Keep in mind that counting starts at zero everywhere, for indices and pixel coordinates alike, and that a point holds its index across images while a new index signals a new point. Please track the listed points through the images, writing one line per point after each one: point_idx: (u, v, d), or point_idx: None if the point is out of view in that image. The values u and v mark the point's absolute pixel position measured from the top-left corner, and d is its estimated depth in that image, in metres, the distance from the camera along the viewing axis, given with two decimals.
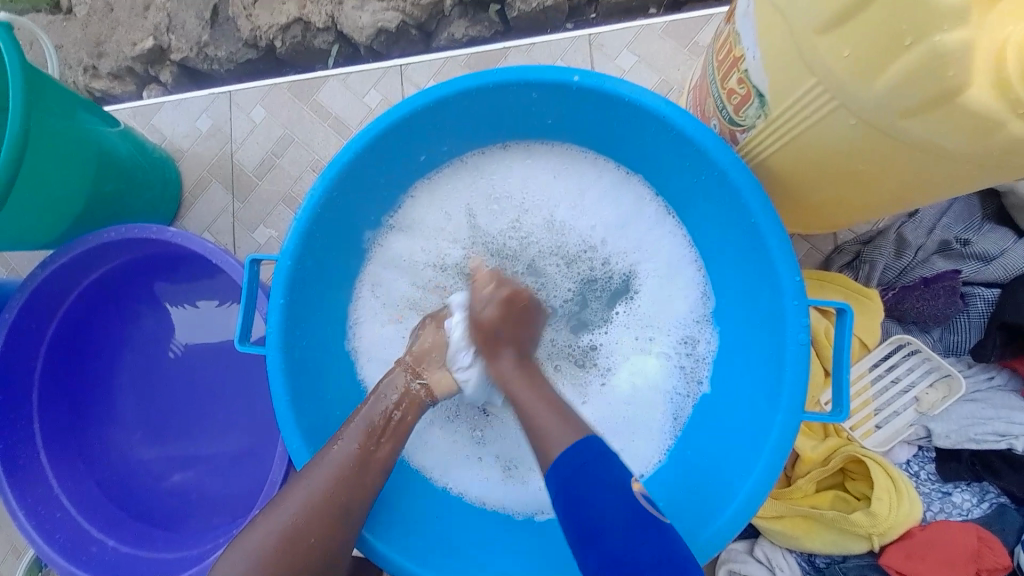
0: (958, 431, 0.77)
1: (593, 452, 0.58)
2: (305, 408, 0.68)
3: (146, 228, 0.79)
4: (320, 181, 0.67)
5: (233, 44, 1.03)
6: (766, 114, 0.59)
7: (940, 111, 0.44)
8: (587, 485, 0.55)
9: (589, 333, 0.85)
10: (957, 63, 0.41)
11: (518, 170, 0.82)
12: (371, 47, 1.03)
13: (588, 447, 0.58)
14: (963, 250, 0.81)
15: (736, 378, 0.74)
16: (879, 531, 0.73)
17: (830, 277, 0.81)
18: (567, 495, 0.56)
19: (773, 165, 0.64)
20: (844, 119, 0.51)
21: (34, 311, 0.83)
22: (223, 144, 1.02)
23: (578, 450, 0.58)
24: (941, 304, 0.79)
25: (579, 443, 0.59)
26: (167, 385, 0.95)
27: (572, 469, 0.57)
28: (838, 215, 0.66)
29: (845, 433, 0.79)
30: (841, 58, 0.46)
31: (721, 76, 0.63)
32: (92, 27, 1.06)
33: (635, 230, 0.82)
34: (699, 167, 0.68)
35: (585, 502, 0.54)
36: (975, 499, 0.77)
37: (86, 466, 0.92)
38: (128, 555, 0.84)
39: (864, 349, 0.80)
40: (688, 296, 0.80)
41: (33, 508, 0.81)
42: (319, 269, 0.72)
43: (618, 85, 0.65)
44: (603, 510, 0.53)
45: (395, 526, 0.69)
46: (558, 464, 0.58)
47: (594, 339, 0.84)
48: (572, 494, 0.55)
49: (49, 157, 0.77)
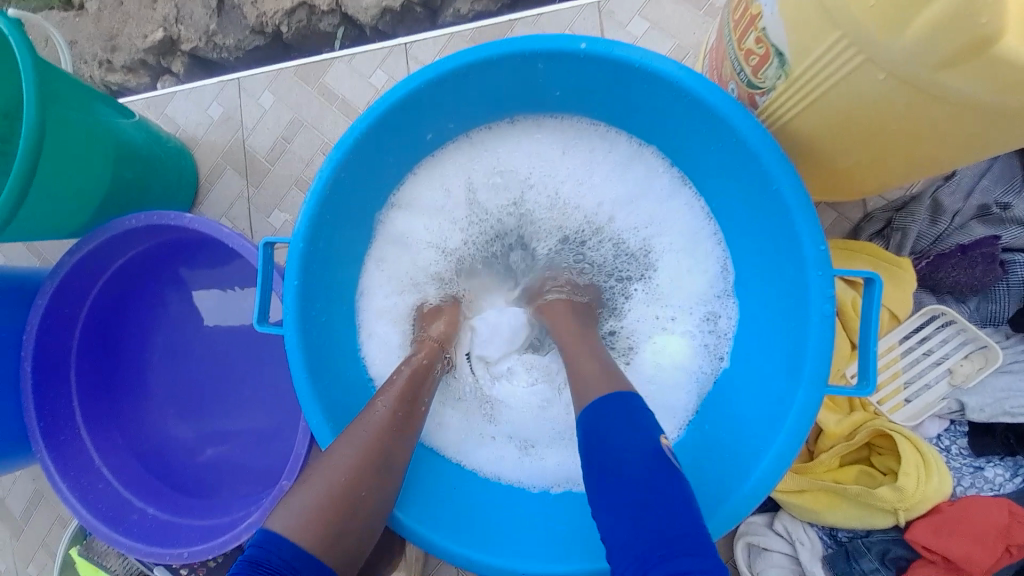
0: (993, 404, 0.74)
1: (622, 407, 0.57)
2: (324, 391, 0.69)
3: (163, 216, 0.80)
4: (329, 164, 0.66)
5: (240, 31, 1.03)
6: (787, 73, 0.55)
7: (975, 62, 0.41)
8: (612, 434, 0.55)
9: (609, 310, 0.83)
10: (991, 9, 0.37)
11: (525, 145, 0.81)
12: (377, 28, 1.02)
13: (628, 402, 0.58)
14: (1003, 215, 0.77)
15: (756, 351, 0.72)
16: (905, 506, 0.71)
17: (860, 246, 0.78)
18: (592, 446, 0.56)
19: (796, 128, 0.61)
20: (872, 74, 0.48)
21: (65, 294, 0.85)
22: (235, 131, 1.02)
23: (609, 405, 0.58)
24: (979, 272, 0.75)
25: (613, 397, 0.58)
26: (194, 362, 0.97)
27: (599, 424, 0.56)
28: (866, 179, 0.63)
29: (872, 408, 0.77)
30: (865, 9, 0.43)
31: (738, 37, 0.60)
32: (105, 20, 1.07)
33: (649, 203, 0.80)
34: (716, 133, 0.65)
35: (606, 448, 0.54)
36: (1008, 473, 0.74)
37: (123, 439, 0.96)
38: (167, 522, 0.88)
39: (894, 320, 0.77)
40: (705, 269, 0.78)
41: (74, 480, 0.85)
42: (331, 252, 0.72)
43: (628, 51, 0.63)
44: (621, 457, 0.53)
45: (417, 499, 0.70)
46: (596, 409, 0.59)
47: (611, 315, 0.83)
48: (598, 433, 0.56)
49: (68, 150, 0.79)
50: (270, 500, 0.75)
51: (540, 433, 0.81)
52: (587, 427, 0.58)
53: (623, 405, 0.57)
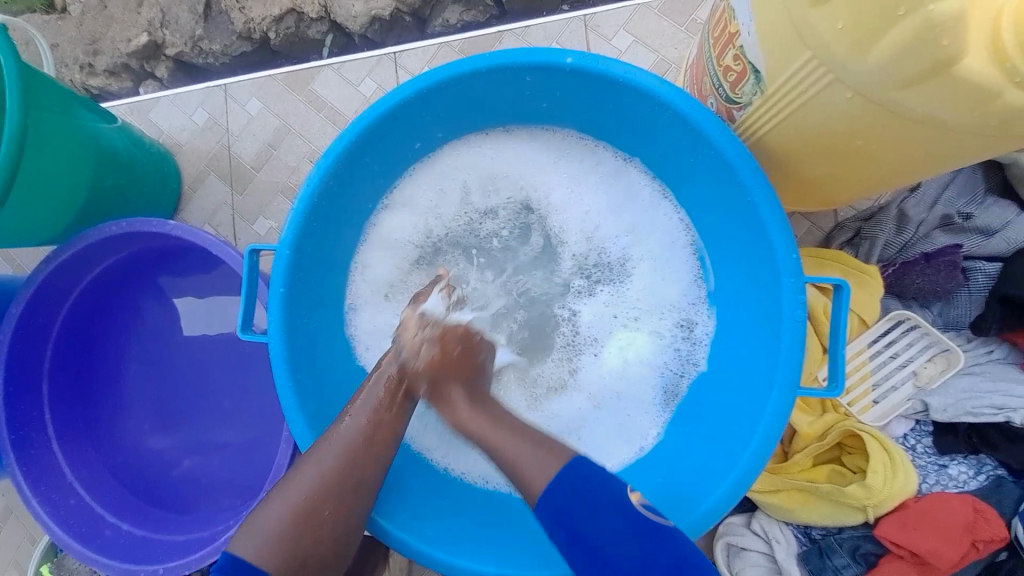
0: (955, 405, 0.77)
1: (584, 473, 0.59)
2: (308, 395, 0.69)
3: (147, 222, 0.79)
4: (318, 170, 0.67)
5: (227, 36, 1.03)
6: (762, 89, 0.58)
7: (936, 81, 0.44)
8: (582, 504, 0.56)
9: (568, 309, 0.85)
10: (951, 31, 0.40)
11: (517, 153, 0.83)
12: (365, 36, 1.03)
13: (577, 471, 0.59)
14: (965, 224, 0.81)
15: (732, 357, 0.75)
16: (874, 503, 0.74)
17: (830, 254, 0.81)
18: (567, 521, 0.56)
19: (770, 142, 0.64)
20: (840, 94, 0.51)
21: (39, 307, 0.84)
22: (221, 137, 1.02)
23: (571, 472, 0.59)
24: (942, 278, 0.79)
25: (567, 467, 0.59)
26: (172, 373, 0.97)
27: (562, 503, 0.57)
28: (837, 190, 0.66)
29: (843, 409, 0.80)
30: (835, 31, 0.46)
31: (717, 53, 0.63)
32: (87, 23, 1.06)
33: (628, 216, 0.82)
34: (693, 146, 0.68)
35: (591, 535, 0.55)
36: (971, 471, 0.77)
37: (97, 453, 0.94)
38: (141, 538, 0.87)
39: (863, 325, 0.80)
40: (681, 279, 0.81)
41: (46, 496, 0.84)
42: (317, 259, 0.73)
43: (612, 64, 0.65)
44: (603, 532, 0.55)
45: (401, 507, 0.70)
46: (551, 492, 0.58)
47: (573, 314, 0.85)
48: (569, 523, 0.56)
49: (47, 152, 0.78)
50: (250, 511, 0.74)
51: None
52: (552, 509, 0.57)
53: (578, 478, 0.58)
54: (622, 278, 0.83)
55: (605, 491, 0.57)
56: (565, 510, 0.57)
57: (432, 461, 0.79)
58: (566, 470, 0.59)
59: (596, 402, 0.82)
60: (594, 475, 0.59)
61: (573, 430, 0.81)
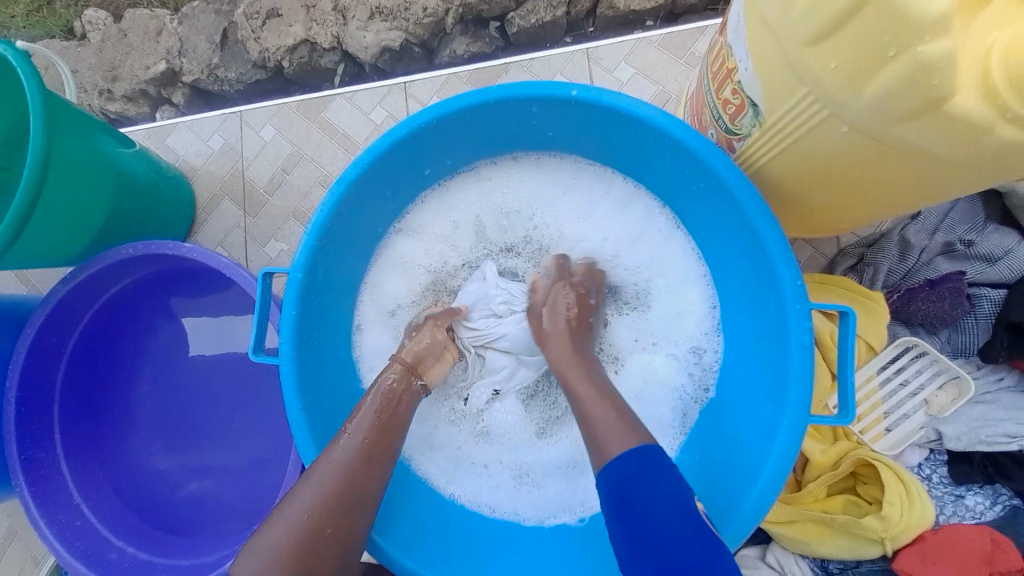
0: (968, 433, 0.76)
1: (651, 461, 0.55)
2: (317, 422, 0.69)
3: (161, 245, 0.81)
4: (329, 196, 0.69)
5: (242, 65, 1.06)
6: (761, 122, 0.60)
7: (928, 118, 0.45)
8: (633, 489, 0.54)
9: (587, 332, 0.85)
10: (942, 71, 0.41)
11: (527, 179, 0.84)
12: (376, 66, 1.06)
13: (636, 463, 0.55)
14: (967, 251, 0.82)
15: (740, 384, 0.74)
16: (891, 535, 0.72)
17: (836, 280, 0.82)
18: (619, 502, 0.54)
19: (770, 172, 0.65)
20: (836, 127, 0.52)
21: (54, 325, 0.85)
22: (234, 162, 1.05)
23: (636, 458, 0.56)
24: (948, 305, 0.78)
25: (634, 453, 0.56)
26: (179, 395, 0.96)
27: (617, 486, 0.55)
28: (838, 219, 0.67)
29: (855, 437, 0.79)
30: (828, 70, 0.47)
31: (716, 87, 0.65)
32: (107, 52, 1.10)
33: (643, 243, 0.83)
34: (697, 174, 0.69)
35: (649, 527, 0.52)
36: (988, 502, 0.76)
37: (103, 472, 0.93)
38: (148, 561, 0.85)
39: (870, 351, 0.80)
40: (694, 306, 0.81)
41: (54, 518, 0.82)
42: (325, 285, 0.73)
43: (616, 97, 0.67)
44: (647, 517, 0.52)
45: (408, 535, 0.69)
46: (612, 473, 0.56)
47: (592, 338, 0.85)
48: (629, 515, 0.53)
49: (69, 178, 0.80)
50: None
51: (534, 460, 0.81)
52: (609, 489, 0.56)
53: (639, 465, 0.55)
54: (652, 300, 0.83)
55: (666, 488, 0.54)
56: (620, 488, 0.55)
57: (439, 488, 0.78)
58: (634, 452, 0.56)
59: (638, 402, 0.81)
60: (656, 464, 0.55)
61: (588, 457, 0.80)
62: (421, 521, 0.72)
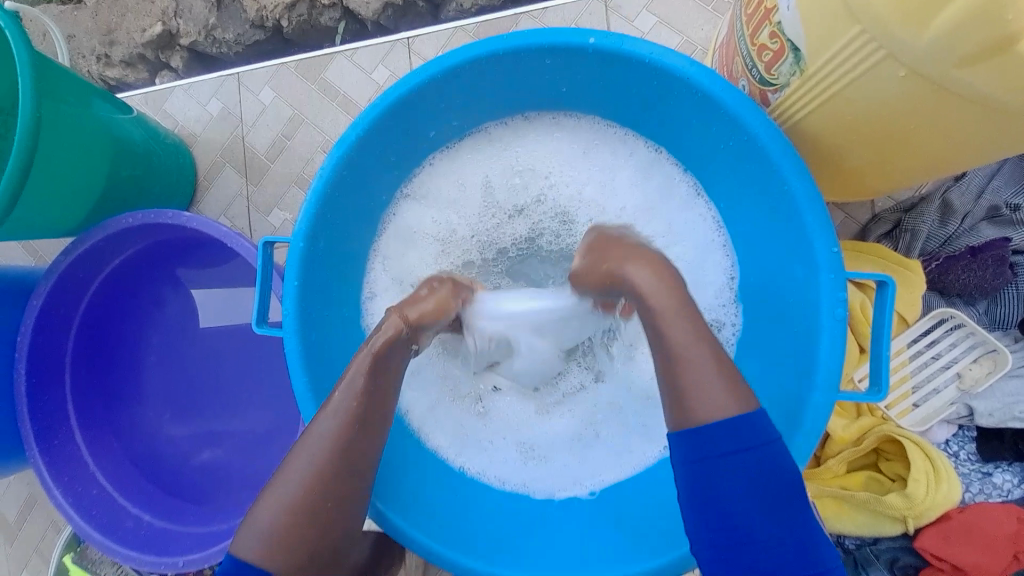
0: (1002, 409, 0.73)
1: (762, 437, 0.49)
2: (324, 393, 0.68)
3: (162, 213, 0.78)
4: (332, 158, 0.65)
5: (240, 25, 1.01)
6: (802, 69, 0.54)
7: (995, 61, 0.40)
8: (742, 450, 0.49)
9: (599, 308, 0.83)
10: (1016, 5, 0.36)
11: (543, 141, 0.79)
12: (379, 23, 1.01)
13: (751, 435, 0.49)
14: (1013, 216, 0.76)
15: (763, 358, 0.71)
16: (915, 513, 0.70)
17: (869, 247, 0.77)
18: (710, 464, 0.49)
19: (808, 127, 0.60)
20: (891, 72, 0.46)
21: (58, 298, 0.84)
22: (235, 128, 1.01)
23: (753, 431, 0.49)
24: (989, 274, 0.74)
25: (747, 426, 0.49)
26: (190, 365, 0.97)
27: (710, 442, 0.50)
28: (880, 180, 0.61)
29: (880, 412, 0.75)
30: (886, 5, 0.41)
31: (751, 32, 0.58)
32: (102, 14, 1.06)
33: (662, 210, 0.79)
34: (725, 132, 0.64)
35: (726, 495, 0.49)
36: (1016, 480, 0.73)
37: (118, 443, 0.95)
38: (161, 528, 0.87)
39: (902, 323, 0.75)
40: (714, 277, 0.77)
41: (68, 487, 0.84)
42: (331, 252, 0.71)
43: (639, 46, 0.61)
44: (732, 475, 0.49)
45: (410, 502, 0.68)
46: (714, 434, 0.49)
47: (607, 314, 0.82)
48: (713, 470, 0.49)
49: (64, 145, 0.77)
50: None
51: (539, 437, 0.80)
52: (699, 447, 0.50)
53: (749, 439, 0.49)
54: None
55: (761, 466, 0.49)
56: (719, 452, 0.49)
57: (445, 458, 0.77)
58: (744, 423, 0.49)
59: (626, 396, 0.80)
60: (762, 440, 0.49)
61: (598, 430, 0.80)
62: (428, 495, 0.71)
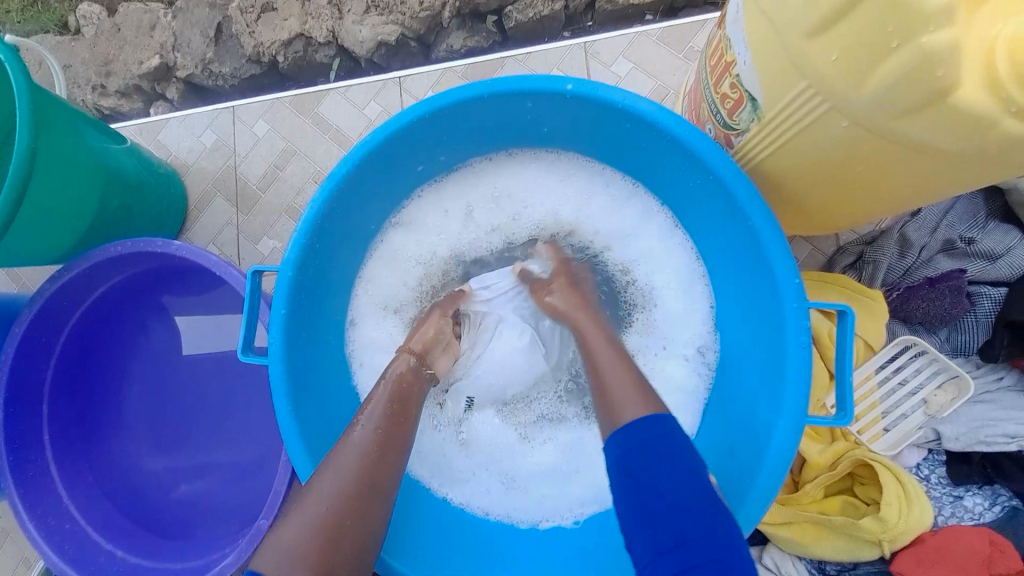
0: (968, 433, 0.75)
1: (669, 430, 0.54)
2: (308, 421, 0.68)
3: (151, 242, 0.79)
4: (320, 193, 0.67)
5: (237, 60, 1.05)
6: (760, 116, 0.58)
7: (931, 111, 0.44)
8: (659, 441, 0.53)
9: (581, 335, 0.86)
10: (945, 63, 0.41)
11: (526, 175, 0.83)
12: (372, 61, 1.05)
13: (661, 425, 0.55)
14: (967, 249, 0.81)
15: (737, 385, 0.73)
16: (889, 537, 0.71)
17: (834, 279, 0.81)
18: (629, 461, 0.53)
19: (769, 169, 0.64)
20: (837, 123, 0.51)
21: (43, 325, 0.84)
22: (227, 158, 1.03)
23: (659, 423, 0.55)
24: (947, 303, 0.78)
25: (656, 419, 0.55)
26: (172, 395, 0.96)
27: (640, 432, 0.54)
28: (840, 217, 0.65)
29: (853, 437, 0.78)
30: (830, 62, 0.46)
31: (714, 81, 0.63)
32: (101, 47, 1.09)
33: (640, 241, 0.82)
34: (695, 171, 0.68)
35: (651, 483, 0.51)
36: (987, 502, 0.75)
37: (95, 477, 0.92)
38: (138, 565, 0.84)
39: (869, 350, 0.79)
40: (690, 306, 0.80)
41: (41, 519, 0.81)
42: (318, 282, 0.72)
43: (613, 92, 0.65)
44: (654, 465, 0.52)
45: (398, 534, 0.69)
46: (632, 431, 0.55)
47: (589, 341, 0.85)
48: (633, 468, 0.53)
49: (55, 175, 0.79)
50: (249, 539, 0.72)
51: (522, 464, 0.80)
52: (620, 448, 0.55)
53: (660, 428, 0.54)
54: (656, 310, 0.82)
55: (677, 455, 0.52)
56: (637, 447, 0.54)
57: (432, 489, 0.77)
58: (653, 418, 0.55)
59: None
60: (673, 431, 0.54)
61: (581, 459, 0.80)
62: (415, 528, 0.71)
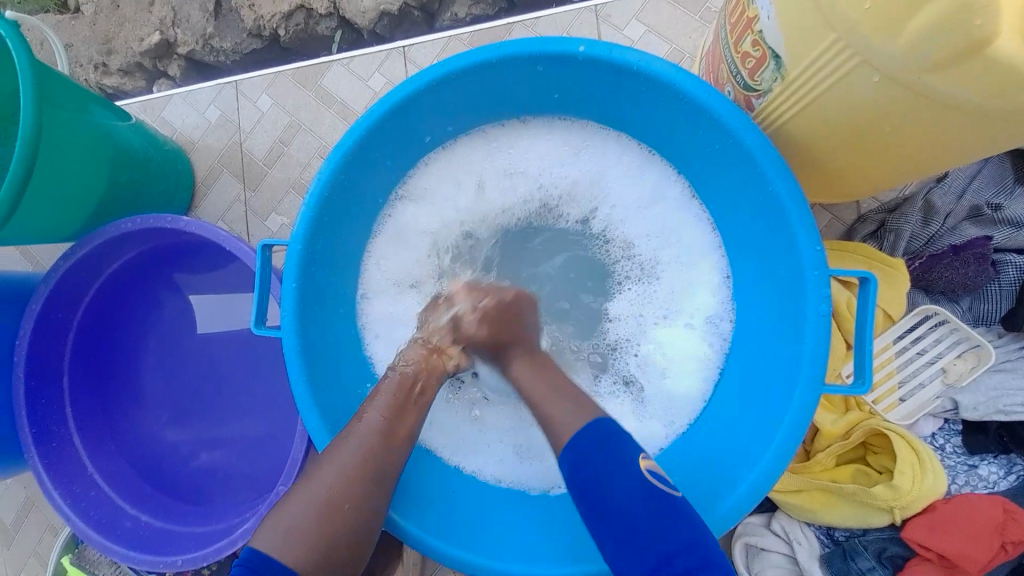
0: (986, 403, 0.75)
1: (604, 432, 0.59)
2: (322, 393, 0.68)
3: (160, 218, 0.79)
4: (330, 164, 0.67)
5: (237, 34, 1.03)
6: (783, 76, 0.56)
7: (968, 63, 0.42)
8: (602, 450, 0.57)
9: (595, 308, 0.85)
10: (985, 10, 0.38)
11: (537, 144, 0.81)
12: (374, 31, 1.02)
13: (600, 429, 0.59)
14: (994, 216, 0.78)
15: (752, 354, 0.73)
16: (901, 504, 0.71)
17: (853, 246, 0.79)
18: (580, 476, 0.57)
19: (791, 131, 0.62)
20: (866, 77, 0.49)
21: (57, 301, 0.85)
22: (233, 134, 1.02)
23: (594, 430, 0.59)
24: (972, 272, 0.76)
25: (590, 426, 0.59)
26: (187, 370, 0.97)
27: (587, 448, 0.57)
28: (863, 181, 0.64)
29: (868, 407, 0.77)
30: (864, 11, 0.44)
31: (734, 40, 0.61)
32: (100, 24, 1.07)
33: (655, 211, 0.80)
34: (713, 135, 0.66)
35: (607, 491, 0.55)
36: (1002, 471, 0.75)
37: (116, 447, 0.95)
38: (161, 530, 0.87)
39: (888, 320, 0.77)
40: (705, 278, 0.79)
41: (67, 488, 0.85)
42: (329, 256, 0.72)
43: (627, 53, 0.63)
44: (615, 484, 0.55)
45: (415, 501, 0.70)
46: (574, 443, 0.59)
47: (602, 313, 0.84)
48: (589, 485, 0.56)
49: (61, 152, 0.78)
50: (266, 506, 0.74)
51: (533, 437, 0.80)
52: (570, 462, 0.58)
53: (595, 437, 0.59)
54: (654, 283, 0.81)
55: (619, 455, 0.57)
56: (584, 459, 0.57)
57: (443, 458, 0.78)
58: (591, 426, 0.60)
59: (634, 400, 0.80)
60: (614, 435, 0.59)
61: None
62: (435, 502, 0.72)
